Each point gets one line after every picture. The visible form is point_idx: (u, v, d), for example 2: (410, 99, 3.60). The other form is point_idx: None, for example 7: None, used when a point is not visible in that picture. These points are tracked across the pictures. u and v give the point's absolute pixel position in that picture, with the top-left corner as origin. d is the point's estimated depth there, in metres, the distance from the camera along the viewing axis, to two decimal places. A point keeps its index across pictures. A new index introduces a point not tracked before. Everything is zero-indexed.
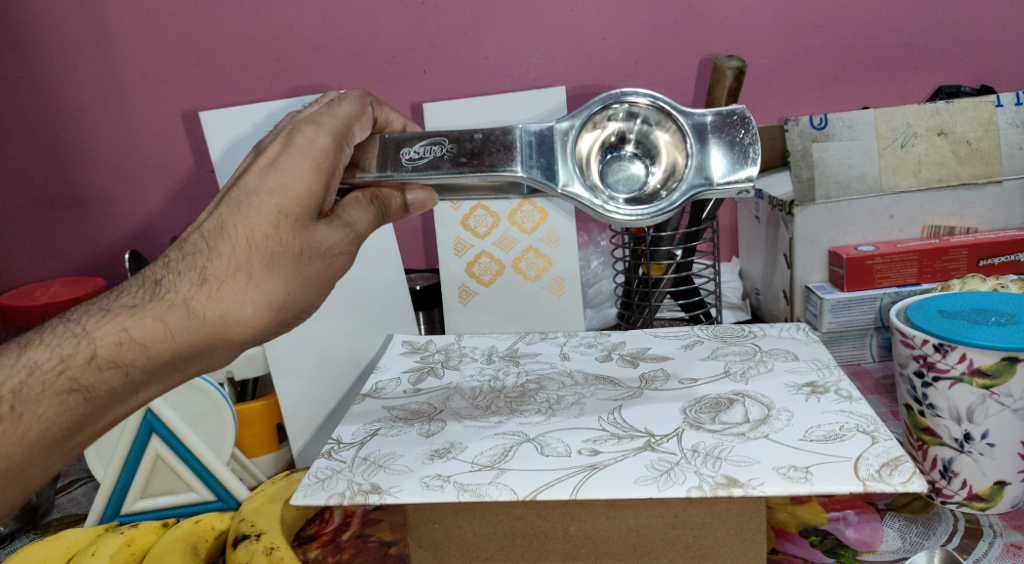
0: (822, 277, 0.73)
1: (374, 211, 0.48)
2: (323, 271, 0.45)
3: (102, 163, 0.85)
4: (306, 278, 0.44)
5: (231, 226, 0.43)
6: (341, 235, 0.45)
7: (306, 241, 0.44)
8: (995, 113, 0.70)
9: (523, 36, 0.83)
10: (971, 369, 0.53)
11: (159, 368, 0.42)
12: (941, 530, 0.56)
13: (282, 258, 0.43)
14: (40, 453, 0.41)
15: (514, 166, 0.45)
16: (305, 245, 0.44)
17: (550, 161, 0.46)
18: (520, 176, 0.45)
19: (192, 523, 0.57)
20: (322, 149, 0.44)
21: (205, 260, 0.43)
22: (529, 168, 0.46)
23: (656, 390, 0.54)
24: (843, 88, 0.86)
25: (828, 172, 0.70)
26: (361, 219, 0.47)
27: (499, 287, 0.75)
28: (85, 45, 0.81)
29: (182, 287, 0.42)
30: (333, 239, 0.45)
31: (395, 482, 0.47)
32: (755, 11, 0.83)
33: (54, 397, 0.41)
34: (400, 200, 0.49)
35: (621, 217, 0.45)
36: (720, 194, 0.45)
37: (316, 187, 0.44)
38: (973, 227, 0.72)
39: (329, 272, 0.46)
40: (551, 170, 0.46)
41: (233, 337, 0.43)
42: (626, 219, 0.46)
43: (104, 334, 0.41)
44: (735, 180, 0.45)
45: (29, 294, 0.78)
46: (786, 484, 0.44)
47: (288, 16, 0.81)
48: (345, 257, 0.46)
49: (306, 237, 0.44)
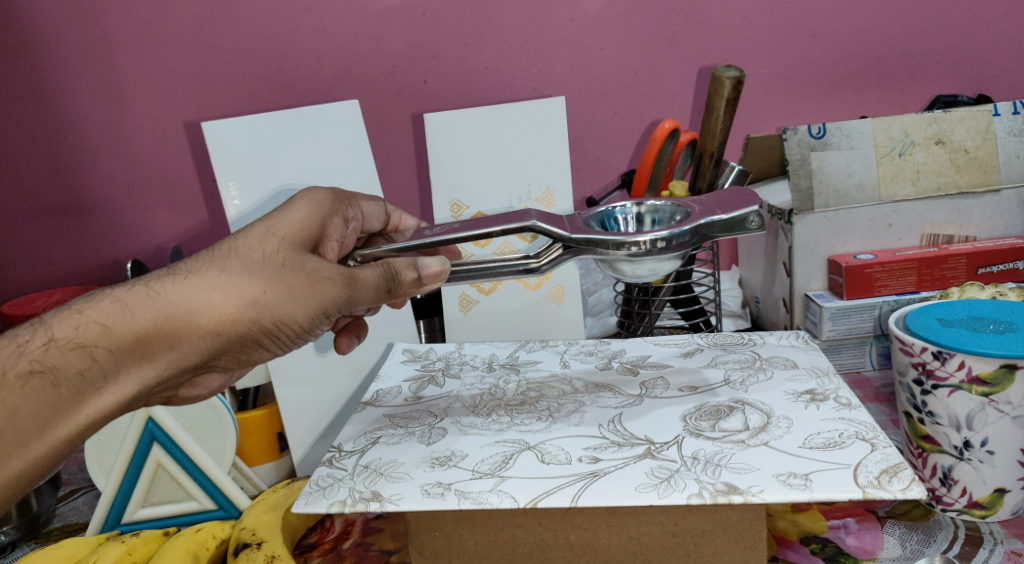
0: (822, 285, 0.73)
1: (385, 270, 0.48)
2: (308, 285, 0.45)
3: (103, 173, 0.86)
4: (285, 283, 0.45)
5: (219, 243, 0.46)
6: (330, 263, 0.46)
7: (290, 254, 0.46)
8: (993, 122, 0.70)
9: (522, 46, 0.84)
10: (970, 377, 0.53)
11: (124, 353, 0.42)
12: (941, 537, 0.56)
13: (261, 263, 0.45)
14: (3, 436, 0.40)
15: (529, 219, 0.48)
16: (287, 257, 0.45)
17: (562, 223, 0.49)
18: (532, 223, 0.48)
19: (193, 531, 0.57)
20: (317, 206, 0.50)
21: (182, 262, 0.45)
22: (541, 219, 0.48)
23: (656, 398, 0.55)
24: (841, 97, 0.86)
25: (826, 181, 0.70)
26: (364, 269, 0.48)
27: (499, 296, 0.76)
28: (88, 56, 0.82)
29: (153, 278, 0.44)
30: (320, 262, 0.46)
31: (396, 490, 0.47)
32: (753, 21, 0.83)
33: (16, 379, 0.40)
34: (414, 274, 0.49)
35: (648, 237, 0.46)
36: (724, 226, 0.47)
37: (307, 222, 0.48)
38: (972, 235, 0.72)
39: (317, 292, 0.46)
40: (561, 224, 0.48)
41: (201, 325, 0.43)
42: (647, 240, 0.46)
43: (70, 316, 0.42)
44: (735, 210, 0.47)
45: (31, 303, 0.78)
46: (786, 491, 0.44)
47: (290, 27, 0.82)
48: (335, 285, 0.46)
49: (291, 253, 0.46)
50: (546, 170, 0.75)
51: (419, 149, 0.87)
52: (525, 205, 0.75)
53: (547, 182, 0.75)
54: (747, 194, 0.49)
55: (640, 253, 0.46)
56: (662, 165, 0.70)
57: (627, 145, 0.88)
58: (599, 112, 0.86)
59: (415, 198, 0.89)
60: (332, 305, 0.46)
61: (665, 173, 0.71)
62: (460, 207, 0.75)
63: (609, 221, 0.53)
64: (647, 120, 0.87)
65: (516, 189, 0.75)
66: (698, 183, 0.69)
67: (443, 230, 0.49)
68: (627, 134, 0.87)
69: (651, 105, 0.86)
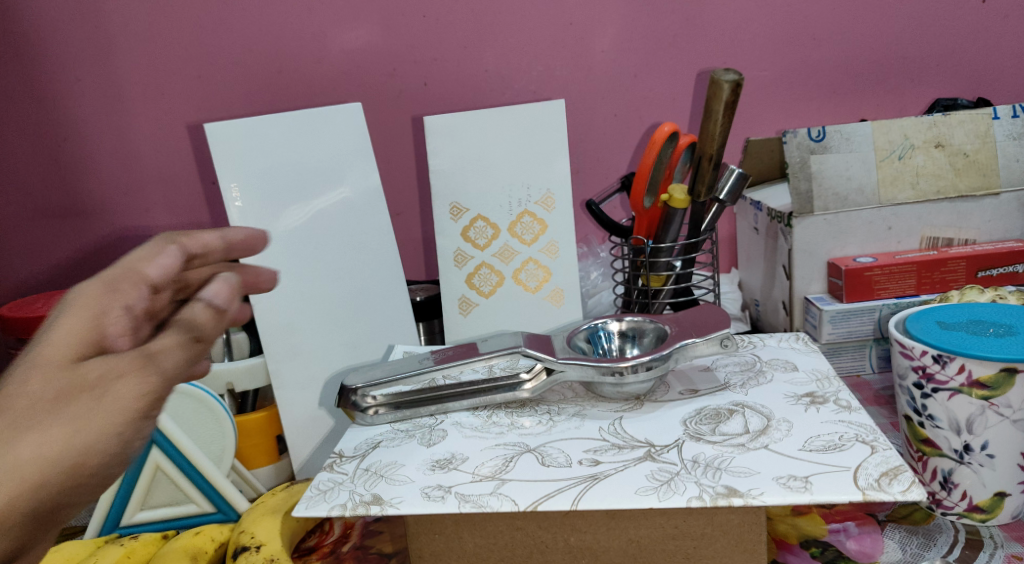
0: (821, 288, 0.73)
1: (178, 324, 0.33)
2: (101, 403, 0.30)
3: (103, 175, 0.86)
4: (75, 416, 0.29)
5: None
6: (129, 362, 0.31)
7: (71, 379, 0.30)
8: (992, 126, 0.71)
9: (522, 48, 0.84)
10: (970, 380, 0.53)
11: None
12: (942, 541, 0.56)
13: (48, 403, 0.29)
14: None
15: (520, 345, 0.54)
16: (68, 382, 0.30)
17: (547, 348, 0.55)
18: (524, 348, 0.54)
19: (192, 535, 0.57)
20: (86, 296, 0.32)
21: None
22: (530, 346, 0.54)
23: (657, 402, 0.55)
24: (841, 100, 0.86)
25: (826, 184, 0.70)
26: (155, 340, 0.32)
27: (499, 298, 0.75)
28: (88, 58, 0.82)
29: None
30: (111, 365, 0.30)
31: (396, 493, 0.47)
32: (752, 24, 0.83)
33: None
34: (200, 306, 0.33)
35: (631, 363, 0.52)
36: (706, 346, 0.53)
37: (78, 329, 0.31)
38: (972, 238, 0.72)
39: (116, 404, 0.30)
40: (549, 350, 0.55)
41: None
42: (633, 364, 0.52)
43: None
44: (714, 330, 0.53)
45: (30, 305, 0.78)
46: (786, 493, 0.44)
47: (290, 30, 0.82)
48: (142, 380, 0.30)
49: (57, 378, 0.30)
50: (546, 173, 0.75)
51: (419, 151, 0.87)
52: (524, 207, 0.75)
53: (547, 185, 0.75)
54: (720, 317, 0.55)
55: (622, 373, 0.52)
56: (661, 168, 0.70)
57: (627, 147, 0.88)
58: (599, 114, 0.86)
59: (415, 200, 0.88)
60: (145, 401, 0.30)
61: (665, 175, 0.71)
62: (459, 210, 0.75)
63: (595, 335, 0.61)
64: (646, 122, 0.87)
65: (515, 191, 0.75)
66: (698, 186, 0.69)
67: (441, 356, 0.56)
68: (627, 137, 0.87)
69: (650, 108, 0.86)
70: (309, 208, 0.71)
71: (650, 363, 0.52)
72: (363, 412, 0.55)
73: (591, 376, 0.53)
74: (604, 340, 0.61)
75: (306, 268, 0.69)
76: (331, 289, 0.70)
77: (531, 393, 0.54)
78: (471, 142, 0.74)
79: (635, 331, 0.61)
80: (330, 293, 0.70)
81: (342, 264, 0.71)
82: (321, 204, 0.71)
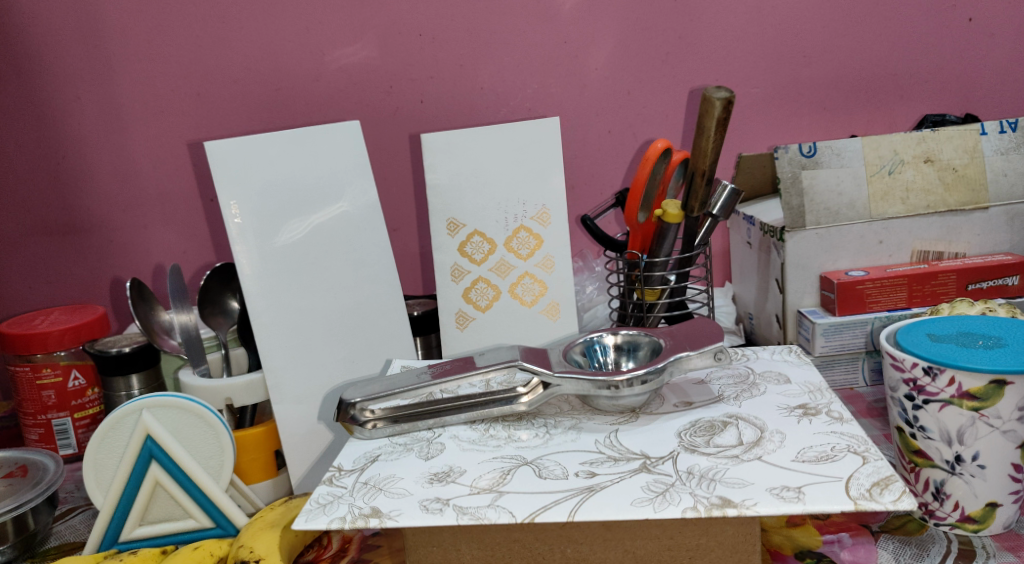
0: (814, 301, 0.74)
1: None
2: None
3: (104, 194, 0.86)
4: None
5: None
6: None
7: None
8: (980, 141, 0.72)
9: (518, 66, 0.85)
10: (959, 392, 0.54)
11: None
12: (935, 552, 0.56)
13: None
14: None
15: (517, 359, 0.55)
16: None
17: (544, 362, 0.56)
18: (518, 364, 0.55)
19: (191, 549, 0.58)
20: None
21: None
22: (526, 361, 0.55)
23: (652, 414, 0.55)
24: (831, 116, 0.88)
25: (817, 199, 0.71)
26: None
27: (497, 312, 0.76)
28: (88, 77, 0.83)
29: None
30: None
31: (395, 505, 0.48)
32: (744, 42, 0.85)
33: None
34: None
35: (626, 377, 0.53)
36: (700, 359, 0.54)
37: None
38: (962, 252, 0.73)
39: None
40: (546, 363, 0.56)
41: None
42: (629, 379, 0.53)
43: None
44: (709, 342, 0.54)
45: (28, 323, 0.78)
46: (780, 504, 0.44)
47: (288, 49, 0.83)
48: None
49: None
50: (542, 188, 0.75)
51: (415, 169, 0.88)
52: (519, 222, 0.76)
53: (542, 200, 0.76)
54: (715, 329, 0.56)
55: (619, 390, 0.53)
56: (654, 184, 0.71)
57: (621, 163, 0.89)
58: (594, 131, 0.87)
59: (412, 216, 0.89)
60: None
61: (658, 191, 0.72)
62: (456, 225, 0.76)
63: (591, 349, 0.62)
64: (640, 139, 0.88)
65: (511, 207, 0.75)
66: (692, 201, 0.69)
67: (435, 372, 0.57)
68: (622, 153, 0.88)
69: (644, 125, 0.87)
70: (308, 223, 0.71)
71: (645, 377, 0.53)
72: (362, 425, 0.55)
73: (586, 392, 0.54)
74: (599, 354, 0.62)
75: (305, 283, 0.70)
76: (329, 304, 0.71)
77: (528, 406, 0.55)
78: (467, 158, 0.75)
79: (631, 344, 0.61)
80: (328, 308, 0.71)
81: (342, 279, 0.72)
82: (321, 219, 0.72)
